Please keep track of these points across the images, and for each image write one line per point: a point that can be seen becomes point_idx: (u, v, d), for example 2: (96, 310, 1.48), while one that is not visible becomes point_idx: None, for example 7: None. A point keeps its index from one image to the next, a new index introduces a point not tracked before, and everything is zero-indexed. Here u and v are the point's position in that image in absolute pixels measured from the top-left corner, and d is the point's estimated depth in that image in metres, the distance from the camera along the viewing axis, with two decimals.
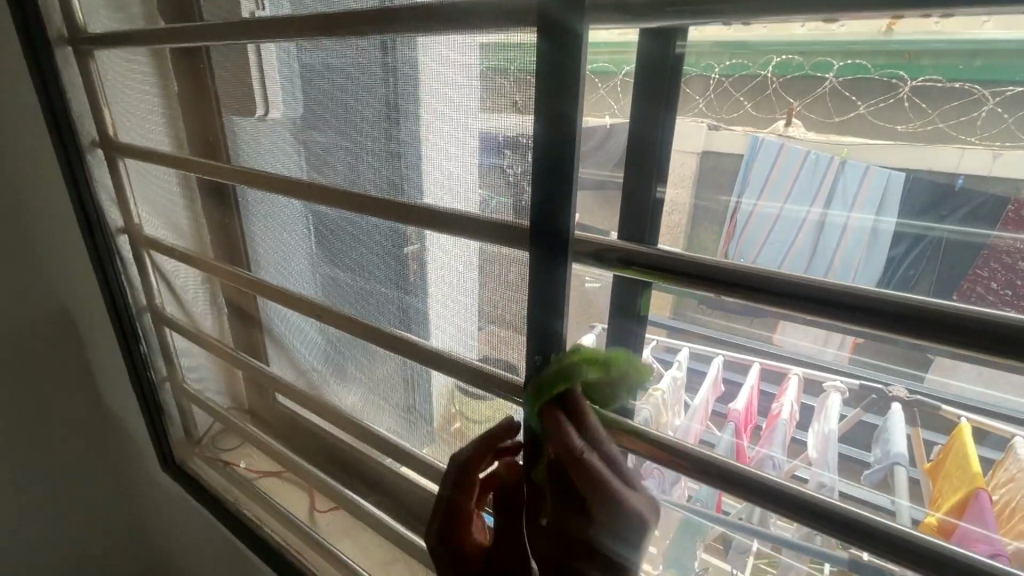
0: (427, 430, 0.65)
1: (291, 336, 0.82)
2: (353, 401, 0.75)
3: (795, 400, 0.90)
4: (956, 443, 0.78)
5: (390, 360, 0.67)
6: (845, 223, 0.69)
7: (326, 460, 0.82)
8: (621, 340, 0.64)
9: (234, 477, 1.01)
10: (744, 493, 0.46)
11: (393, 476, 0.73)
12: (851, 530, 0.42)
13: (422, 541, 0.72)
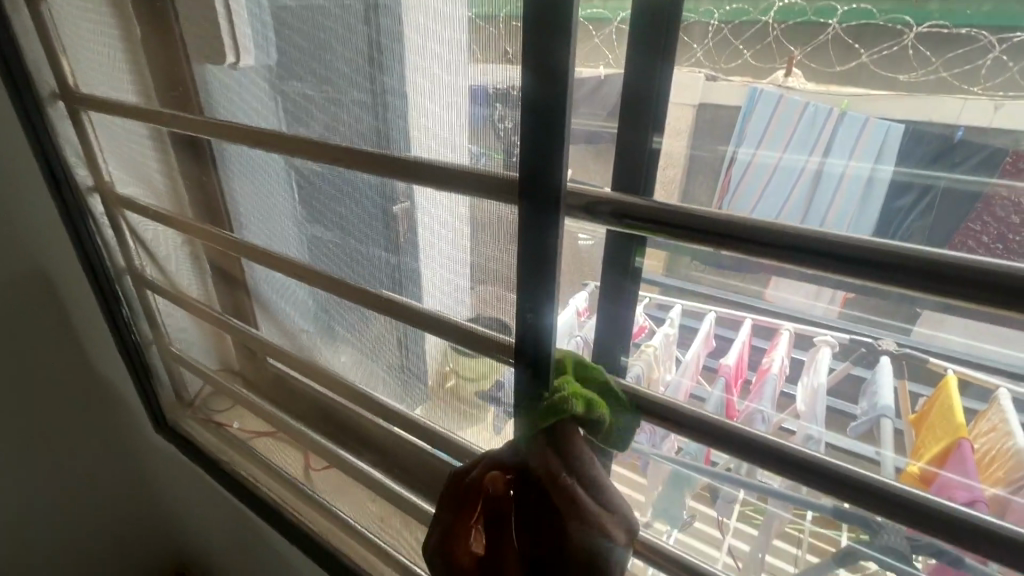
0: (420, 389, 0.65)
1: (278, 297, 0.80)
2: (345, 363, 0.74)
3: (785, 354, 0.92)
4: (941, 395, 0.80)
5: (381, 322, 0.66)
6: (842, 171, 0.62)
7: (320, 420, 0.83)
8: (615, 297, 0.63)
9: (228, 437, 1.01)
10: (733, 450, 0.47)
11: (386, 436, 0.74)
12: (839, 485, 0.43)
13: (416, 499, 0.73)
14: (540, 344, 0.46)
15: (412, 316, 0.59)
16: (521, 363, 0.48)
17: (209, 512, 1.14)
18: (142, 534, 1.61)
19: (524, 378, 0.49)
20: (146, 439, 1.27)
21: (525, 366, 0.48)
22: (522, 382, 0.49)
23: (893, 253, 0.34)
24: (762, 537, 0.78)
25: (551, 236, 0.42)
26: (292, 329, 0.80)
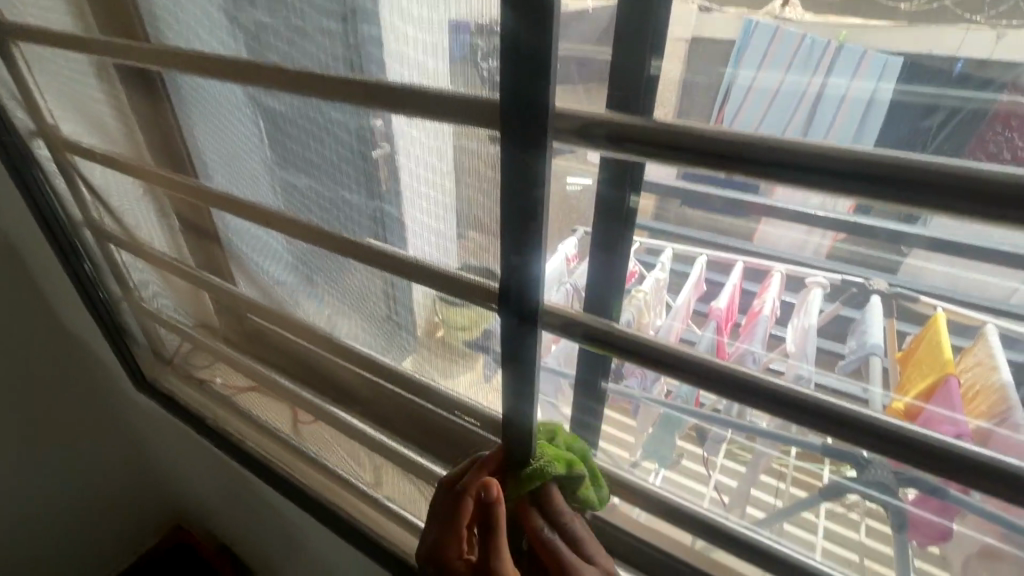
0: (410, 340, 0.62)
1: (248, 248, 0.75)
2: (329, 315, 0.71)
3: (777, 296, 0.90)
4: (930, 333, 0.80)
5: (363, 272, 0.62)
6: (843, 95, 0.47)
7: (301, 376, 0.80)
8: (608, 247, 0.60)
9: (212, 394, 0.99)
10: (722, 391, 0.46)
11: (372, 390, 0.71)
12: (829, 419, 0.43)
13: (405, 448, 0.72)
14: (524, 290, 0.43)
15: (395, 264, 0.55)
16: (507, 310, 0.45)
17: (200, 466, 1.13)
18: (137, 494, 1.61)
19: (511, 325, 0.46)
20: (127, 397, 1.23)
21: (512, 313, 0.45)
22: (509, 330, 0.46)
23: (918, 167, 0.32)
24: (749, 474, 0.80)
25: (535, 176, 0.38)
26: (265, 283, 0.76)
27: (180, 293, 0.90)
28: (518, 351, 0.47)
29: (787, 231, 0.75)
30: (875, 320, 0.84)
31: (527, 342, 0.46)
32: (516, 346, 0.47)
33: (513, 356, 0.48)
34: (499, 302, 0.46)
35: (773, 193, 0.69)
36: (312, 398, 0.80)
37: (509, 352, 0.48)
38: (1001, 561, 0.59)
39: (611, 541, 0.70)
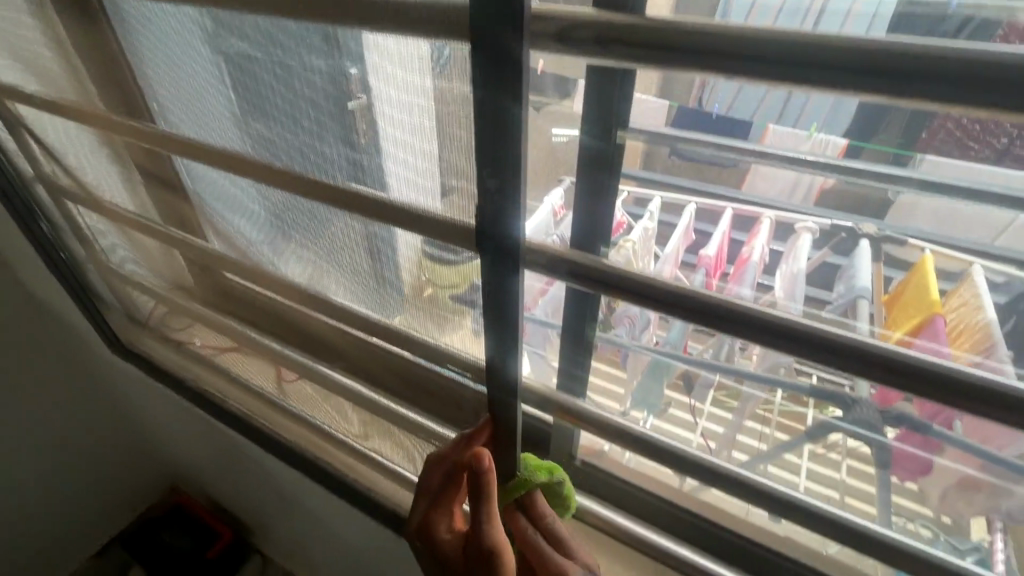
0: (398, 300, 0.59)
1: (217, 201, 0.70)
2: (308, 270, 0.67)
3: (766, 244, 0.89)
4: (916, 279, 0.79)
5: (343, 225, 0.58)
6: (848, 9, 0.44)
7: (281, 332, 0.78)
8: (595, 195, 0.56)
9: (193, 358, 0.96)
10: (718, 325, 0.43)
11: (355, 347, 0.69)
12: (825, 352, 0.40)
13: (391, 403, 0.71)
14: (502, 225, 0.39)
15: (374, 207, 0.51)
16: (484, 244, 0.42)
17: (189, 430, 1.12)
18: (137, 469, 1.62)
19: (490, 263, 0.42)
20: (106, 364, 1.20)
21: (489, 247, 0.41)
22: (489, 268, 0.43)
23: (943, 59, 0.28)
24: (735, 418, 0.81)
25: (512, 119, 0.34)
26: (237, 241, 0.72)
27: (146, 254, 0.86)
28: (499, 294, 0.43)
29: (775, 178, 0.76)
30: (863, 265, 0.83)
31: (507, 285, 0.42)
32: (496, 289, 0.43)
33: (495, 300, 0.44)
34: (475, 239, 0.42)
35: (764, 139, 0.66)
36: (296, 354, 0.78)
37: (490, 296, 0.44)
38: (979, 492, 0.61)
39: (602, 486, 0.71)
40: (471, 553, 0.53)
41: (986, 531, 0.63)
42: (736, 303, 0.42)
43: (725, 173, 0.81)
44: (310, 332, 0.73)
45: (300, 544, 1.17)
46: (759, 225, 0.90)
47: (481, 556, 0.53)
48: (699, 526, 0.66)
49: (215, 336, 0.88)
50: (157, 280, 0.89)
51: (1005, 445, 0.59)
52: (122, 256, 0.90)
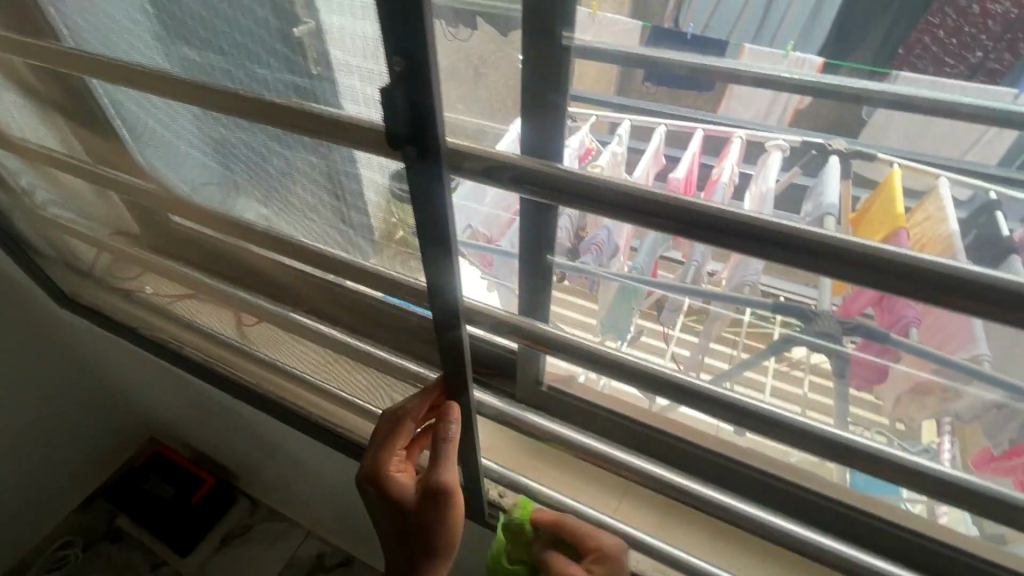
0: (368, 240, 0.52)
1: (150, 126, 0.56)
2: (255, 209, 0.57)
3: (736, 164, 0.86)
4: (884, 195, 0.78)
5: (293, 159, 0.48)
6: None
7: (227, 268, 0.70)
8: (542, 114, 0.48)
9: (144, 309, 0.90)
10: (704, 237, 0.37)
11: (309, 287, 0.64)
12: (815, 256, 0.35)
13: (365, 346, 0.66)
14: (414, 113, 0.30)
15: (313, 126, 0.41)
16: (398, 141, 0.32)
17: (158, 380, 1.08)
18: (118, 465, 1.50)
19: (414, 167, 0.33)
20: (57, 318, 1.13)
21: (407, 144, 0.32)
22: (415, 173, 0.34)
23: None
24: (702, 342, 0.82)
25: (411, 2, 0.26)
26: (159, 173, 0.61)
27: (72, 197, 0.77)
28: (428, 206, 0.35)
29: (752, 101, 0.71)
30: (832, 179, 0.81)
31: (434, 193, 0.34)
32: (425, 201, 0.35)
33: (425, 215, 0.36)
34: (390, 140, 0.33)
35: (741, 56, 0.54)
36: (254, 298, 0.72)
37: (420, 209, 0.36)
38: (930, 395, 0.63)
39: (573, 411, 0.72)
40: (424, 495, 0.53)
41: (935, 434, 0.68)
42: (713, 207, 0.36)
43: (700, 101, 0.73)
44: (258, 272, 0.67)
45: (283, 484, 1.18)
46: (729, 145, 0.87)
47: (433, 499, 0.53)
48: (668, 443, 0.68)
49: (166, 283, 0.81)
50: (90, 224, 0.81)
51: (955, 349, 0.62)
52: (46, 199, 0.81)
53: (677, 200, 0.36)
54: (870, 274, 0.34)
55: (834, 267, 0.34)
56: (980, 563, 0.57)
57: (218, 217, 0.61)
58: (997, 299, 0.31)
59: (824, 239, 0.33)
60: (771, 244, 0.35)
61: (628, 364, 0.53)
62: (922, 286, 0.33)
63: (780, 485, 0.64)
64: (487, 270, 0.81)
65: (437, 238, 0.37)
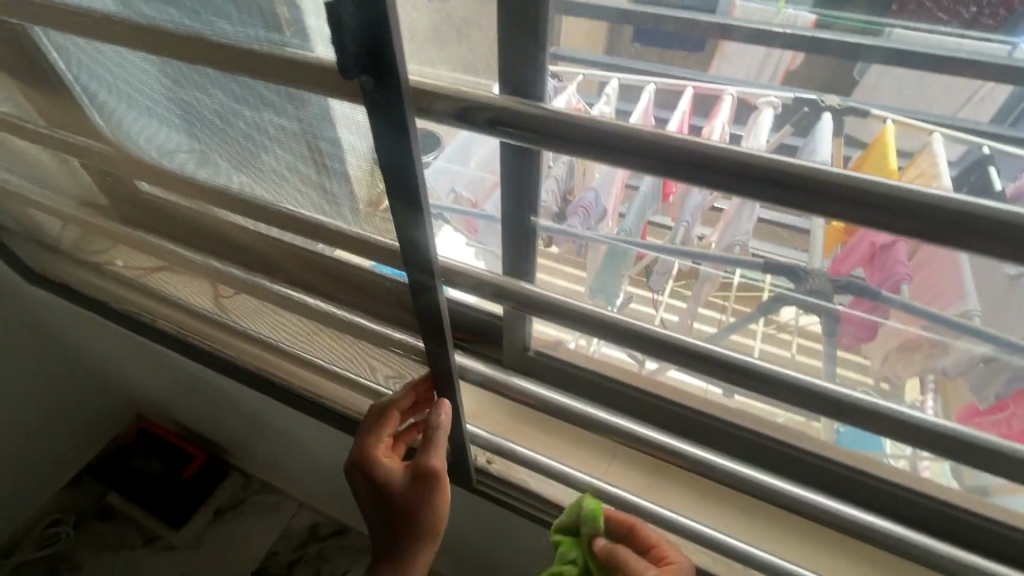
0: (351, 211, 0.40)
1: (80, 60, 0.43)
2: (219, 172, 0.45)
3: (727, 122, 0.83)
4: (876, 153, 0.78)
5: (251, 109, 0.36)
6: None
7: (178, 237, 0.61)
8: (522, 54, 0.42)
9: (107, 285, 0.86)
10: (710, 184, 0.33)
11: (277, 253, 0.52)
12: (840, 202, 0.30)
13: (366, 324, 0.55)
14: (367, 39, 0.23)
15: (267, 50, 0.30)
16: (350, 73, 0.25)
17: (139, 355, 1.05)
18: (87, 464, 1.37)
19: (376, 107, 0.27)
20: (21, 295, 1.07)
21: (362, 77, 0.25)
22: (376, 116, 0.27)
23: None
24: (691, 306, 0.82)
25: None
26: (99, 129, 0.51)
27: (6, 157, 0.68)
28: (392, 155, 0.29)
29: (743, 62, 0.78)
30: (825, 136, 0.78)
31: (401, 142, 0.28)
32: (388, 150, 0.29)
33: (391, 166, 0.30)
34: (341, 72, 0.26)
35: (734, 13, 0.67)
36: (224, 267, 0.62)
37: (382, 158, 0.30)
38: (919, 351, 0.63)
39: (563, 377, 0.71)
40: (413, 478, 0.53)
41: (919, 391, 0.69)
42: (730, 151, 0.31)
43: (691, 59, 0.80)
44: (210, 230, 0.55)
45: (272, 458, 1.17)
46: (720, 104, 0.85)
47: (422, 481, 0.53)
48: (659, 406, 0.67)
49: (128, 254, 0.73)
50: (32, 189, 0.72)
51: (946, 305, 0.62)
52: None
53: (665, 137, 0.32)
54: (873, 214, 0.30)
55: (830, 204, 0.30)
56: (964, 514, 0.58)
57: (166, 179, 0.51)
58: (1000, 242, 0.28)
59: (825, 174, 0.30)
60: (764, 180, 0.31)
61: (613, 323, 0.51)
62: (923, 220, 0.29)
63: (764, 442, 0.64)
64: (472, 236, 0.81)
65: (406, 194, 0.32)
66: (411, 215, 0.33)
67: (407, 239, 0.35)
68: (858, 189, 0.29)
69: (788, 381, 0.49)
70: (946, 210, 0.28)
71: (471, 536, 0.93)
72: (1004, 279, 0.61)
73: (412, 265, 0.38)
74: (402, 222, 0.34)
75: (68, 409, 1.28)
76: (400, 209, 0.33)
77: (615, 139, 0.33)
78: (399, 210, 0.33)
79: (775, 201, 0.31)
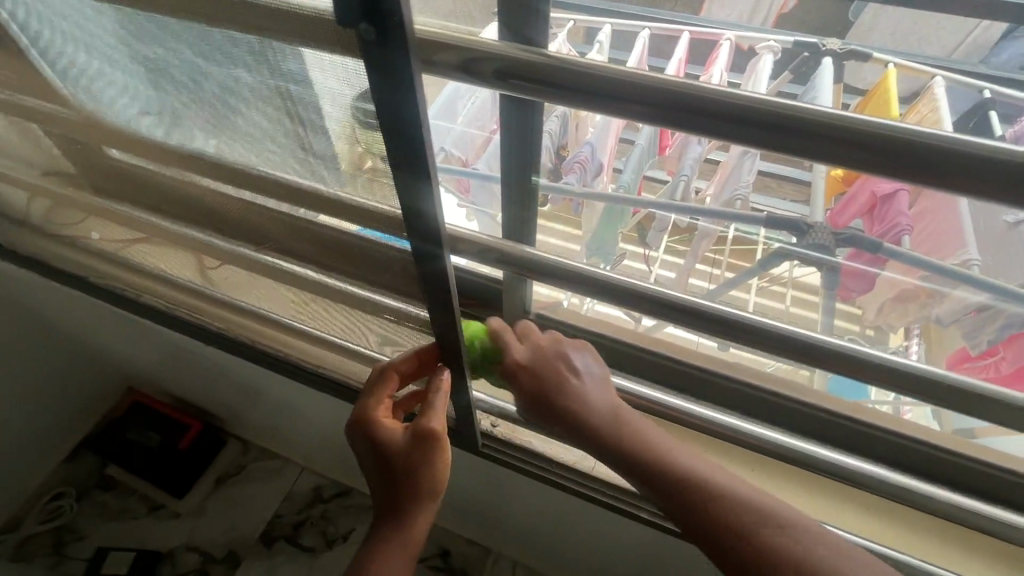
0: (330, 172, 0.37)
1: (27, 12, 0.38)
2: (196, 138, 0.42)
3: (724, 70, 0.81)
4: (878, 99, 0.78)
5: (226, 67, 0.33)
6: None
7: (154, 208, 0.57)
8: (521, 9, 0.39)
9: (83, 259, 0.82)
10: (721, 137, 0.30)
11: (263, 222, 0.49)
12: (859, 151, 0.28)
13: (358, 292, 0.54)
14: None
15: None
16: (349, 23, 0.22)
17: (125, 328, 1.01)
18: (78, 450, 1.32)
19: (371, 61, 0.24)
20: None
21: (362, 28, 0.23)
22: (372, 72, 0.25)
23: None
24: (689, 262, 0.80)
25: None
26: (57, 91, 0.46)
27: None
28: (393, 114, 0.27)
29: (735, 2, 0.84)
30: (825, 83, 0.75)
31: (402, 103, 0.25)
32: (389, 109, 0.26)
33: (391, 130, 0.28)
34: (343, 22, 0.23)
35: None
36: (206, 238, 0.58)
37: (381, 120, 0.27)
38: (915, 301, 0.64)
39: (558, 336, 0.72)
40: (413, 440, 0.53)
41: (903, 337, 0.71)
42: (742, 101, 0.29)
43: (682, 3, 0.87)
44: (190, 202, 0.52)
45: (272, 426, 1.18)
46: (717, 51, 0.83)
47: (423, 442, 0.53)
48: (658, 362, 0.68)
49: (101, 225, 0.69)
50: None
51: (947, 254, 0.62)
52: None
53: (660, 81, 0.30)
54: (877, 158, 0.28)
55: (831, 148, 0.28)
56: (950, 455, 0.61)
57: (138, 145, 0.48)
58: (1013, 186, 0.27)
59: (830, 117, 0.28)
60: (763, 128, 0.29)
61: (606, 282, 0.50)
62: (931, 166, 0.27)
63: (761, 394, 0.66)
64: (464, 197, 0.81)
65: (406, 158, 0.29)
66: (410, 180, 0.31)
67: (408, 206, 0.33)
68: (866, 132, 0.27)
69: (790, 338, 0.49)
70: (974, 162, 0.27)
71: (473, 494, 0.95)
72: (1003, 225, 0.62)
73: (413, 233, 0.36)
74: (403, 187, 0.32)
75: (57, 395, 1.23)
76: (401, 174, 0.31)
77: (609, 86, 0.30)
78: (398, 175, 0.31)
79: (774, 150, 0.30)
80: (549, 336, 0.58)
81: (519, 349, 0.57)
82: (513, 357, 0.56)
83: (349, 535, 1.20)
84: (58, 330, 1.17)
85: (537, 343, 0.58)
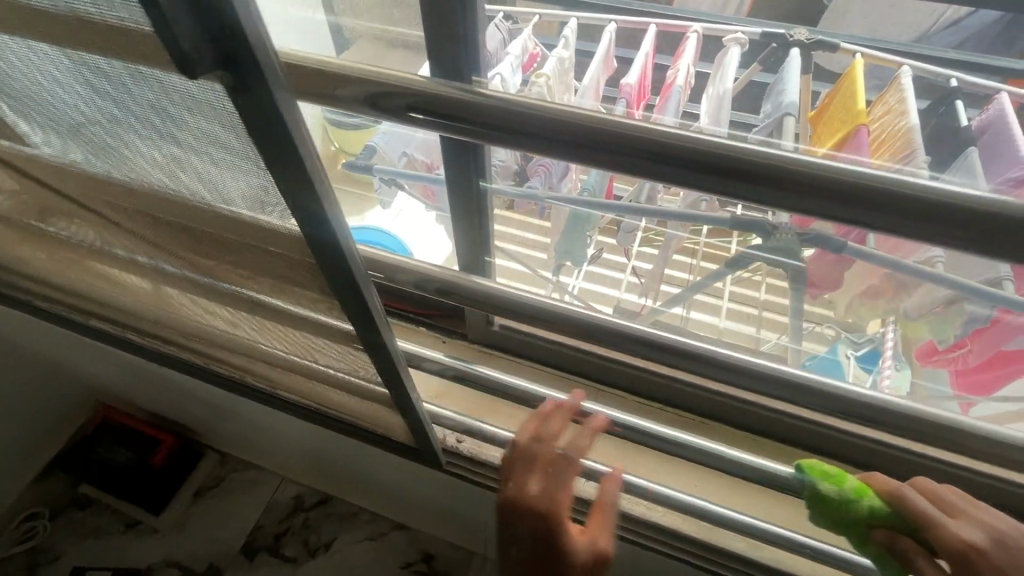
0: (243, 202, 0.33)
1: None
2: (99, 160, 0.39)
3: (692, 63, 0.78)
4: (845, 88, 0.74)
5: (104, 89, 0.30)
6: None
7: (91, 235, 0.55)
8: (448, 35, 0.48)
9: (27, 283, 0.79)
10: (666, 175, 0.31)
11: (186, 252, 0.47)
12: (801, 191, 0.28)
13: (298, 321, 0.50)
14: (212, 30, 0.19)
15: (104, 40, 0.24)
16: (198, 67, 0.20)
17: (82, 346, 0.99)
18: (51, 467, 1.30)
19: (238, 103, 0.23)
20: None
21: (217, 74, 0.21)
22: (246, 118, 0.23)
23: None
24: (659, 266, 0.80)
25: None
26: None
27: None
28: (277, 155, 0.25)
29: None
30: (794, 77, 0.73)
31: (284, 145, 0.24)
32: (272, 151, 0.25)
33: (281, 172, 0.26)
34: (184, 73, 0.21)
35: None
36: (143, 264, 0.56)
37: (269, 161, 0.26)
38: (883, 298, 0.66)
39: None
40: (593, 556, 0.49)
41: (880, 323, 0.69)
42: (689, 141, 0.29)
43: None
44: (119, 230, 0.50)
45: (245, 438, 1.16)
46: (685, 42, 0.79)
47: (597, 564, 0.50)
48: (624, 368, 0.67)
49: (40, 249, 0.66)
50: None
51: (908, 253, 0.61)
52: None
53: (601, 118, 0.31)
54: (827, 202, 0.28)
55: (777, 194, 0.29)
56: (911, 455, 0.61)
57: (55, 175, 0.45)
58: (951, 229, 0.27)
59: (776, 161, 0.28)
60: (710, 170, 0.29)
61: None
62: (879, 212, 0.28)
63: (730, 397, 0.66)
64: (431, 202, 0.80)
65: (305, 199, 0.28)
66: (313, 219, 0.29)
67: (319, 242, 0.32)
68: (810, 176, 0.28)
69: None
70: (916, 205, 0.27)
71: (451, 500, 0.95)
72: None
73: (332, 268, 0.34)
74: (308, 224, 0.30)
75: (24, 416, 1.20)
76: (303, 212, 0.29)
77: (537, 124, 0.31)
78: (298, 212, 0.30)
79: (727, 193, 0.30)
80: (991, 513, 0.44)
81: (963, 528, 0.43)
82: (962, 536, 0.42)
83: (331, 544, 1.20)
84: (20, 349, 1.13)
85: (987, 522, 0.43)
